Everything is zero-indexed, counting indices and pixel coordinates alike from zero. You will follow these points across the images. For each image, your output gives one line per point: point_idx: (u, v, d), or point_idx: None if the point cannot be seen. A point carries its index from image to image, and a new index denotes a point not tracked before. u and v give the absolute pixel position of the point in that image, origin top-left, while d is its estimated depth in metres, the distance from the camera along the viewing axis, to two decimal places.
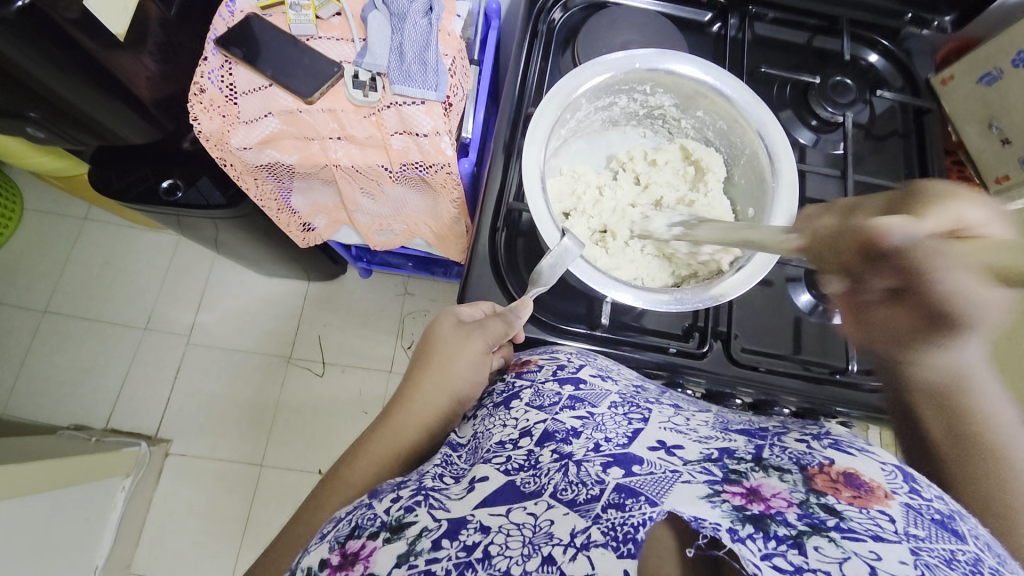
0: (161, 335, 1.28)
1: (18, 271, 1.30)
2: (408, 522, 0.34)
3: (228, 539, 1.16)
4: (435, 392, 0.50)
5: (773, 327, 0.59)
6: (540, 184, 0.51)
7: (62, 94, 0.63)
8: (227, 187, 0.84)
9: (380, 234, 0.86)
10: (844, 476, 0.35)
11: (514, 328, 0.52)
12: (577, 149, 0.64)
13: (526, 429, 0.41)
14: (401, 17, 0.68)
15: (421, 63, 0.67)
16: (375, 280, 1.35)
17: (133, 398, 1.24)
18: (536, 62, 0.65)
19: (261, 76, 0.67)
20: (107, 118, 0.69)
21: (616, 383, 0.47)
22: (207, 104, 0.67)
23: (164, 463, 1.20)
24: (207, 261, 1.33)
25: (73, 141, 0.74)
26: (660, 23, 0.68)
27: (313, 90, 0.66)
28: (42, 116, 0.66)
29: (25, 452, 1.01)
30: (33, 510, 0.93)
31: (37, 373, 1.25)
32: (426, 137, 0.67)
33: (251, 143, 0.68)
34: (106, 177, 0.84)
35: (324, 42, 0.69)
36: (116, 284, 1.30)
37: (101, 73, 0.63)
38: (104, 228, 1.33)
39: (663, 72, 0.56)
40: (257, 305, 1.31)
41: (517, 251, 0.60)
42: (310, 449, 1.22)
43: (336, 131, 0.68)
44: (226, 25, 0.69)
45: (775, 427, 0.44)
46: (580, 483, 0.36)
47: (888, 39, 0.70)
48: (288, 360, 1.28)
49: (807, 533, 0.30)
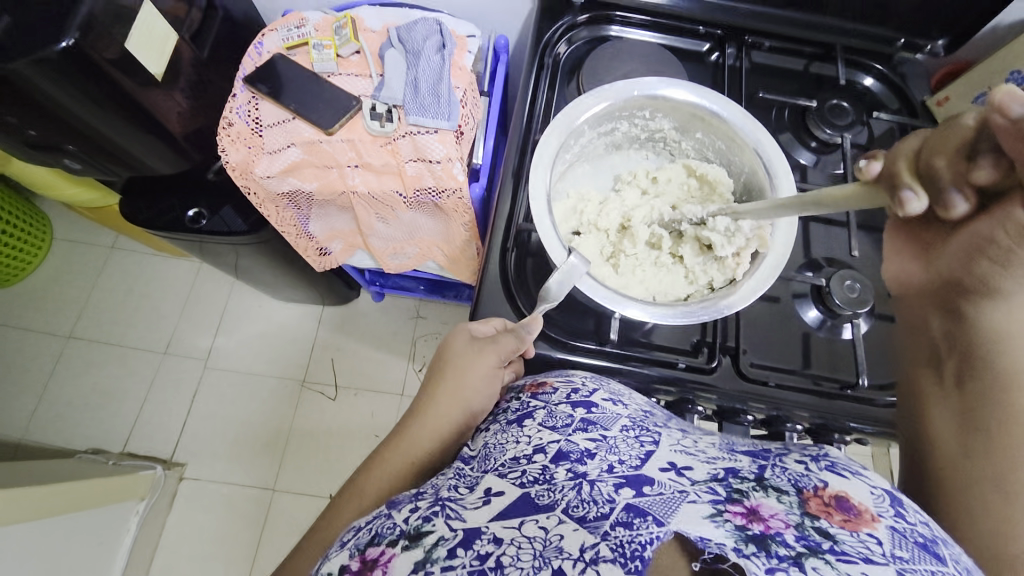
0: (180, 359, 1.31)
1: (46, 297, 1.35)
2: (425, 532, 0.35)
3: (239, 566, 1.15)
4: (448, 406, 0.51)
5: (781, 342, 0.59)
6: (546, 207, 0.53)
7: (99, 129, 0.67)
8: (249, 214, 0.88)
9: (394, 258, 0.89)
10: (836, 499, 0.34)
11: (524, 344, 0.54)
12: (582, 173, 0.66)
13: (540, 446, 0.42)
14: (416, 54, 0.73)
15: (434, 96, 0.71)
16: (388, 304, 1.37)
17: (150, 421, 1.26)
18: (543, 91, 0.69)
19: (285, 110, 0.72)
20: (139, 151, 0.74)
21: (627, 407, 0.48)
22: (234, 137, 0.71)
23: (177, 487, 1.21)
24: (226, 286, 1.37)
25: (107, 172, 0.78)
26: (660, 54, 0.71)
27: (334, 122, 0.70)
28: (80, 150, 0.71)
29: (45, 475, 1.03)
30: (49, 533, 0.94)
31: (59, 397, 1.28)
32: (439, 164, 0.71)
33: (274, 172, 0.71)
34: (136, 206, 0.89)
35: (343, 78, 0.74)
36: (138, 310, 1.35)
37: (137, 109, 0.68)
38: (130, 256, 1.39)
39: (660, 97, 0.59)
40: (274, 328, 1.34)
41: (526, 271, 0.62)
42: (322, 473, 1.22)
43: (354, 160, 0.72)
44: (254, 65, 0.74)
45: (778, 448, 0.43)
46: (592, 501, 0.36)
47: (883, 64, 0.72)
48: (302, 383, 1.30)
49: (806, 554, 0.30)
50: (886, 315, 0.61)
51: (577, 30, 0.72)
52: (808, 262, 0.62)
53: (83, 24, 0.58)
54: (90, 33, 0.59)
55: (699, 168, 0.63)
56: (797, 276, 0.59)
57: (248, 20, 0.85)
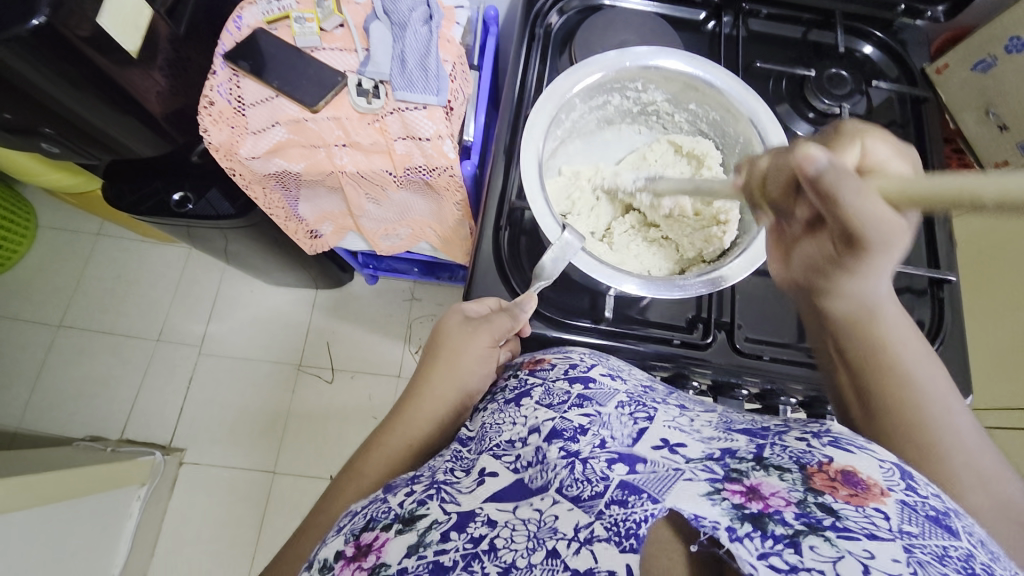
0: (174, 346, 1.30)
1: (34, 287, 1.33)
2: (420, 515, 0.35)
3: (242, 547, 1.17)
4: (443, 388, 0.51)
5: (778, 317, 0.59)
6: (539, 183, 0.52)
7: (76, 111, 0.65)
8: (237, 197, 0.86)
9: (386, 239, 0.88)
10: (842, 474, 0.34)
11: (518, 322, 0.53)
12: (574, 149, 0.65)
13: (535, 426, 0.42)
14: (402, 26, 0.70)
15: (422, 70, 0.68)
16: (382, 287, 1.36)
17: (147, 408, 1.26)
18: (535, 64, 0.67)
19: (268, 87, 0.69)
20: (119, 133, 0.71)
21: (624, 382, 0.48)
22: (217, 117, 0.69)
23: (178, 472, 1.21)
24: (217, 272, 1.35)
25: (87, 156, 0.76)
26: (655, 23, 0.69)
27: (318, 99, 0.68)
28: (57, 132, 0.68)
29: (43, 463, 1.03)
30: (52, 520, 0.95)
31: (53, 387, 1.27)
32: (429, 141, 0.69)
33: (259, 153, 0.70)
34: (119, 191, 0.87)
35: (327, 53, 0.71)
36: (129, 297, 1.33)
37: (114, 89, 0.65)
38: (117, 243, 1.37)
39: (653, 68, 0.57)
40: (267, 313, 1.33)
41: (520, 250, 0.61)
42: (322, 455, 1.23)
43: (341, 138, 0.70)
44: (234, 40, 0.71)
45: (779, 425, 0.43)
46: (585, 480, 0.35)
47: (882, 31, 0.71)
48: (298, 367, 1.30)
49: (804, 532, 0.30)
50: None
51: None
52: None
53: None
54: (60, 8, 0.56)
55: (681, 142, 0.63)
56: None
57: None
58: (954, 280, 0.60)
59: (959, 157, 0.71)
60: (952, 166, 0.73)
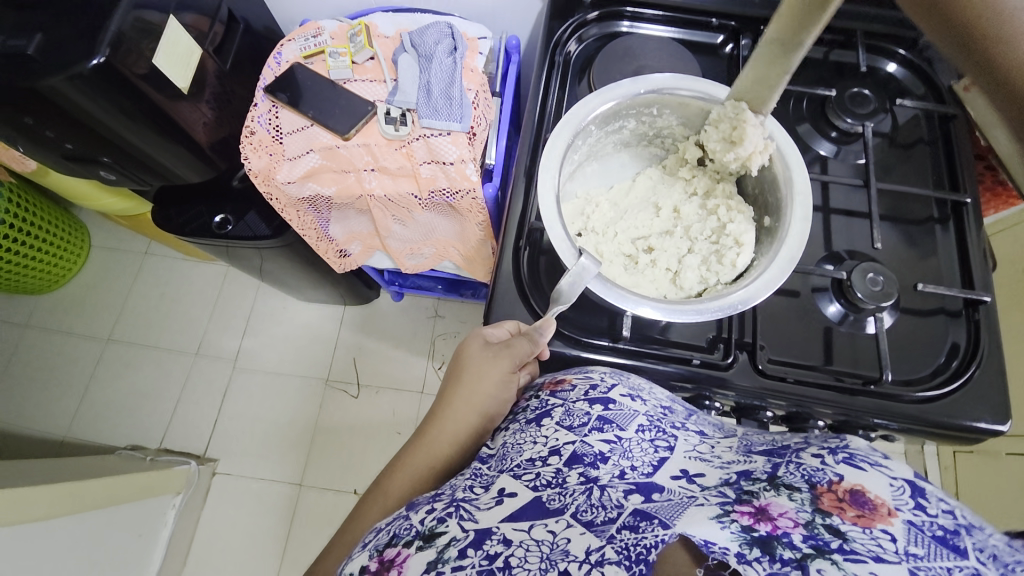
0: (210, 360, 1.36)
1: (86, 303, 1.42)
2: (439, 532, 0.36)
3: (268, 560, 1.19)
4: (465, 408, 0.53)
5: (802, 339, 0.58)
6: (555, 209, 0.54)
7: (130, 140, 0.71)
8: (273, 219, 0.91)
9: (411, 258, 0.91)
10: (850, 494, 0.33)
11: (539, 345, 0.54)
12: (590, 173, 0.66)
13: (555, 447, 0.43)
14: (428, 58, 0.74)
15: (446, 98, 0.72)
16: (408, 304, 1.40)
17: (185, 419, 1.32)
18: (554, 91, 0.69)
19: (303, 116, 0.73)
20: (168, 160, 0.77)
21: (645, 403, 0.47)
22: (257, 144, 0.74)
23: (210, 482, 1.26)
24: (252, 290, 1.42)
25: (139, 182, 0.82)
26: (673, 48, 0.70)
27: (349, 127, 0.72)
28: (114, 161, 0.74)
29: (90, 470, 1.09)
30: (94, 525, 1.00)
31: (100, 397, 1.35)
32: (453, 165, 0.72)
33: (295, 178, 0.74)
34: (167, 214, 0.93)
35: (358, 84, 0.75)
36: (171, 313, 1.41)
37: (166, 121, 0.71)
38: (161, 261, 1.45)
39: (668, 93, 0.59)
40: (299, 328, 1.38)
41: (540, 271, 0.62)
42: (346, 471, 1.26)
43: (370, 164, 0.73)
44: (274, 74, 0.77)
45: (799, 442, 0.42)
46: (600, 506, 0.37)
47: (906, 49, 0.70)
48: (326, 383, 1.33)
49: (812, 556, 0.29)
50: (913, 308, 0.59)
51: (587, 27, 0.72)
52: (829, 255, 0.61)
53: (113, 41, 0.61)
54: (120, 49, 0.62)
55: (698, 186, 0.62)
56: (815, 270, 0.58)
57: (267, 31, 0.88)
58: (989, 301, 0.57)
59: (993, 174, 0.68)
60: (987, 183, 0.70)
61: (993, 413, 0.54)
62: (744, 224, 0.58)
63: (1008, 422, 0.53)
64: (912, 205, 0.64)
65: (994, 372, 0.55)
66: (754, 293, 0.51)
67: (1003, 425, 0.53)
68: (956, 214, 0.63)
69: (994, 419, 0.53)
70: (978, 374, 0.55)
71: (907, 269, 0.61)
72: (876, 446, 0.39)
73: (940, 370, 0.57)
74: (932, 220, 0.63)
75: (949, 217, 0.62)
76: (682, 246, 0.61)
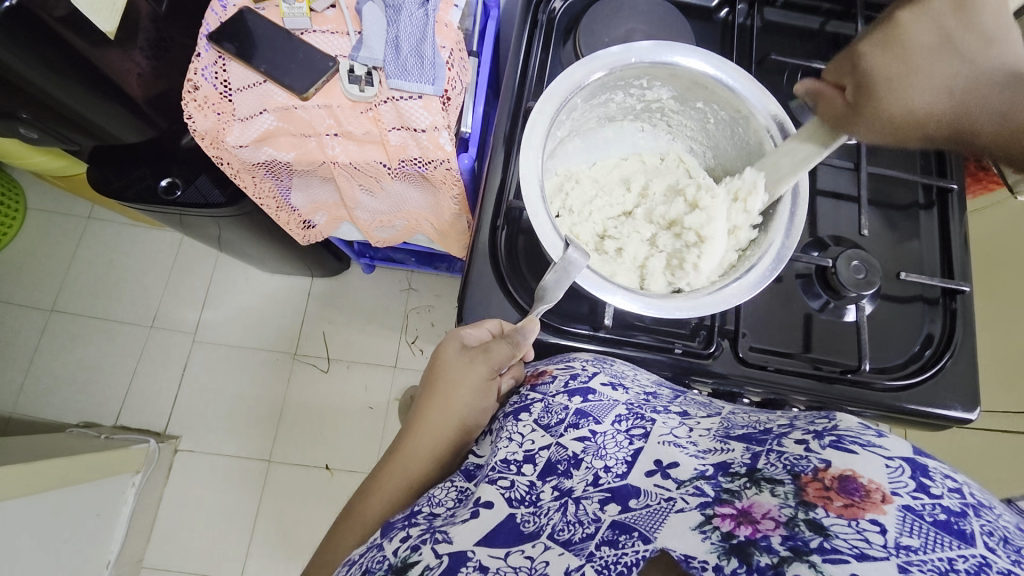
0: (167, 333, 1.28)
1: (23, 270, 1.30)
2: (412, 562, 0.34)
3: (237, 536, 1.17)
4: (441, 419, 0.50)
5: (782, 326, 0.57)
6: (537, 190, 0.49)
7: (52, 94, 0.62)
8: (227, 185, 0.83)
9: (380, 231, 0.86)
10: (838, 481, 0.31)
11: (520, 349, 0.51)
12: (573, 149, 0.62)
13: (529, 454, 0.41)
14: (397, 9, 0.66)
15: (417, 57, 0.65)
16: (379, 276, 1.34)
17: (142, 394, 1.25)
18: (536, 53, 0.63)
19: (255, 71, 0.65)
20: (100, 118, 0.68)
21: (626, 392, 0.45)
22: (202, 102, 0.65)
23: (173, 458, 1.21)
24: (210, 259, 1.33)
25: (68, 141, 0.73)
26: (665, 11, 0.65)
27: (308, 86, 0.64)
28: (34, 117, 0.65)
29: (38, 450, 1.02)
30: (47, 508, 0.95)
31: (46, 371, 1.26)
32: (425, 133, 0.66)
33: (248, 141, 0.66)
34: (105, 176, 0.84)
35: (318, 36, 0.67)
36: (122, 282, 1.31)
37: (93, 73, 0.62)
38: (107, 227, 1.34)
39: (664, 64, 0.54)
40: (263, 301, 1.31)
41: (519, 254, 0.58)
42: (317, 445, 1.23)
43: (332, 128, 0.67)
44: (218, 20, 0.67)
45: (780, 426, 0.39)
46: (576, 522, 0.36)
47: None
48: (294, 357, 1.28)
49: (789, 560, 0.29)
50: (892, 296, 0.59)
51: None
52: (814, 241, 0.59)
53: None
54: None
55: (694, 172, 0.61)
56: (802, 256, 0.56)
57: None
58: (967, 291, 0.57)
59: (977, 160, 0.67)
60: (969, 168, 0.69)
61: (963, 401, 0.54)
62: (707, 216, 0.53)
63: (976, 411, 0.53)
64: (897, 189, 0.62)
65: (966, 361, 0.55)
66: (747, 288, 0.49)
67: (971, 413, 0.54)
68: (941, 201, 0.62)
69: (963, 407, 0.54)
70: (950, 364, 0.55)
71: (889, 257, 0.60)
72: (866, 424, 0.35)
73: (914, 359, 0.57)
74: (917, 206, 0.62)
75: (933, 203, 0.61)
76: (644, 233, 0.57)
